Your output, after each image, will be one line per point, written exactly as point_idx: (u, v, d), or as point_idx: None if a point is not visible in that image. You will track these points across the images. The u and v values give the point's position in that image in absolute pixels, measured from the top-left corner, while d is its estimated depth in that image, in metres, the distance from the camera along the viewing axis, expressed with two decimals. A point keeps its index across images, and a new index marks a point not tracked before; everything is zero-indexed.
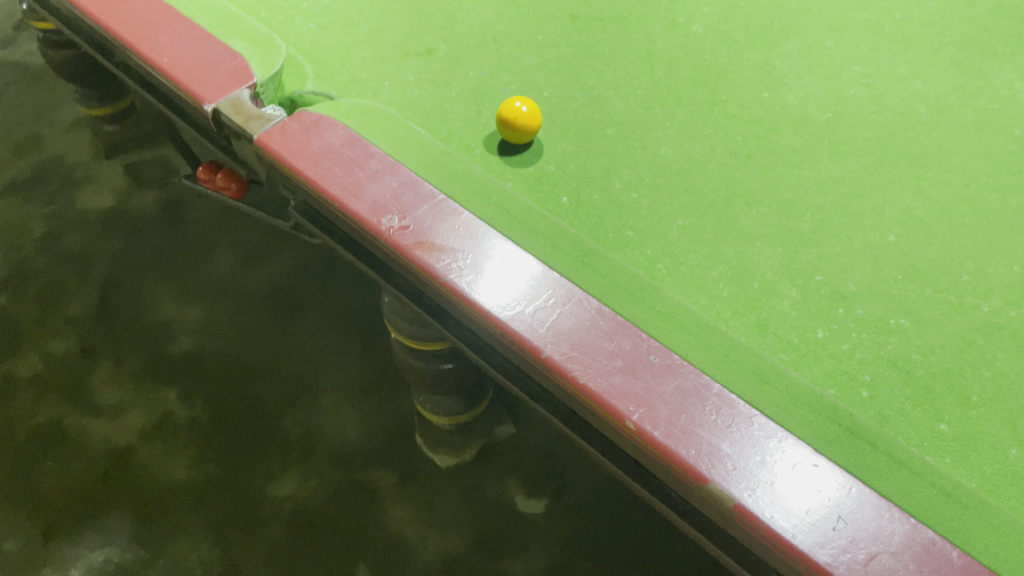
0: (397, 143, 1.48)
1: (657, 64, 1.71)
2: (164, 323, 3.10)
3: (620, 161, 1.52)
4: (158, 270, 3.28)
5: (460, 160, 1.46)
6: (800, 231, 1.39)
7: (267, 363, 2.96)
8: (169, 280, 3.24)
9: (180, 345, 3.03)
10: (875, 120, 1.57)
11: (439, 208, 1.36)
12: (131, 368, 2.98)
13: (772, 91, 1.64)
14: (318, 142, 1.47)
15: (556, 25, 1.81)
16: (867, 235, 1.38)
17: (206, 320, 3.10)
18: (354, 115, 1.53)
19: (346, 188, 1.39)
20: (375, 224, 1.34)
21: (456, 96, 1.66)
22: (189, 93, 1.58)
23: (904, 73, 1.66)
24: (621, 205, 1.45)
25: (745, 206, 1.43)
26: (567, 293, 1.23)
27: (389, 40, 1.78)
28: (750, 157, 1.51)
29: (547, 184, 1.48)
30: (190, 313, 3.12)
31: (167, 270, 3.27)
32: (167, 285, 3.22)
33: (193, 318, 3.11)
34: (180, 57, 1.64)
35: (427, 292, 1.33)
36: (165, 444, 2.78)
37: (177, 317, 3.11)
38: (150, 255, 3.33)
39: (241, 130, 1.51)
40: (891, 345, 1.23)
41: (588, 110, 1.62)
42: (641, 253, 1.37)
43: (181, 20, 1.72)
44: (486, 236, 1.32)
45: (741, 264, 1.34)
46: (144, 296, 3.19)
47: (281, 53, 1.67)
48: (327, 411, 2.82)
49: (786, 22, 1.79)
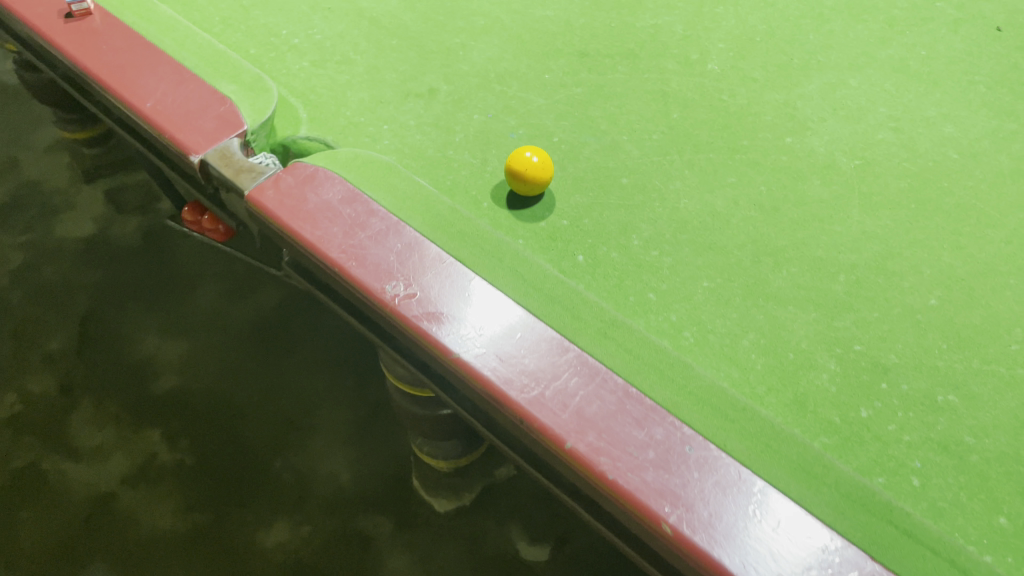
0: (400, 198, 1.37)
1: (672, 106, 1.61)
2: (147, 358, 2.97)
3: (638, 215, 1.43)
4: (141, 302, 3.15)
5: (468, 218, 1.35)
6: (834, 293, 1.30)
7: (257, 402, 2.85)
8: (152, 313, 3.11)
9: (164, 382, 2.91)
10: (907, 168, 1.48)
11: (447, 273, 1.25)
12: (112, 407, 2.86)
13: (796, 135, 1.55)
14: (314, 198, 1.36)
15: (564, 62, 1.71)
16: (905, 298, 1.29)
17: (191, 356, 2.99)
18: (353, 167, 1.42)
19: (344, 250, 1.29)
20: (378, 291, 1.24)
21: (460, 143, 1.56)
22: (174, 142, 1.47)
23: (934, 114, 1.57)
24: (641, 265, 1.35)
25: (774, 266, 1.34)
26: (591, 372, 1.13)
27: (387, 80, 1.68)
28: (775, 210, 1.42)
29: (562, 241, 1.39)
30: (176, 347, 3.01)
31: (150, 302, 3.15)
32: (151, 318, 3.10)
33: (178, 354, 2.99)
34: (164, 101, 1.53)
35: (435, 367, 1.23)
36: (150, 490, 2.66)
37: (162, 351, 2.99)
38: (131, 286, 3.21)
39: (231, 184, 1.41)
40: (941, 426, 1.14)
41: (601, 157, 1.52)
42: (666, 319, 1.27)
43: (164, 60, 1.61)
44: (499, 305, 1.21)
45: (774, 332, 1.25)
46: (126, 329, 3.07)
47: (272, 96, 1.56)
48: (320, 453, 2.72)
49: (806, 59, 1.70)
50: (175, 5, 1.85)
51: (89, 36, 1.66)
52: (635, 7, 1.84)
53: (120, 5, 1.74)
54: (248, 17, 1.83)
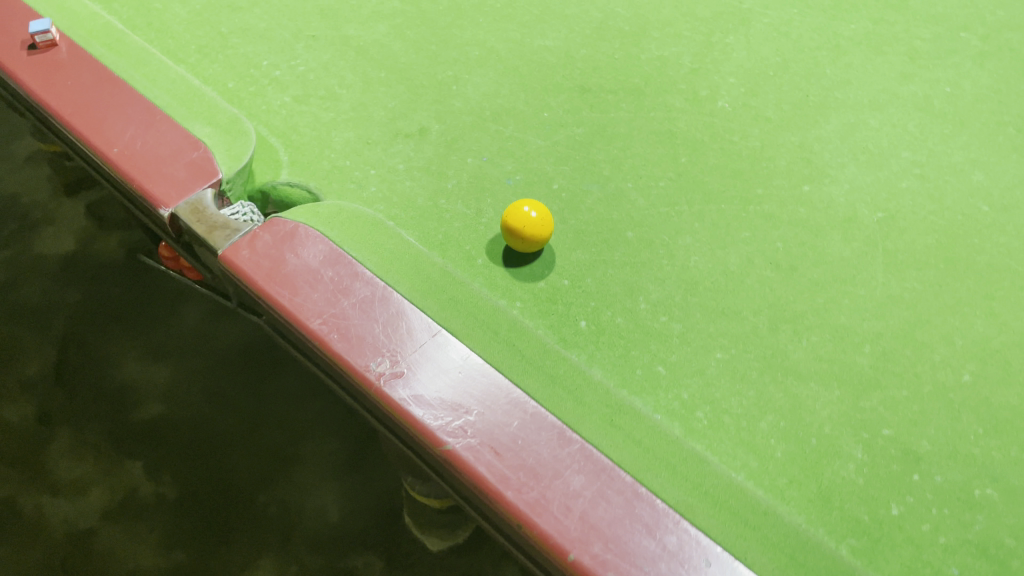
0: (387, 259, 1.26)
1: (680, 149, 1.50)
2: (127, 384, 2.84)
3: (644, 274, 1.32)
4: (122, 322, 3.01)
5: (461, 281, 1.25)
6: (859, 368, 1.19)
7: (242, 432, 2.73)
8: (133, 334, 2.97)
9: (146, 409, 2.79)
10: (934, 222, 1.37)
11: (437, 349, 1.14)
12: (91, 436, 2.73)
13: (814, 183, 1.44)
14: (294, 259, 1.25)
15: (564, 98, 1.60)
16: (937, 374, 1.19)
17: (174, 382, 2.87)
18: (336, 223, 1.31)
19: (324, 320, 1.18)
20: (362, 368, 1.13)
21: (453, 190, 1.45)
22: (143, 193, 1.36)
23: (962, 160, 1.47)
24: (649, 333, 1.24)
25: (793, 334, 1.23)
26: (597, 468, 1.02)
27: (375, 118, 1.57)
28: (793, 270, 1.32)
29: (562, 304, 1.28)
30: (159, 371, 2.88)
31: (131, 323, 3.01)
32: (131, 340, 2.96)
33: (161, 380, 2.86)
34: (132, 145, 1.41)
35: (424, 453, 1.12)
36: (130, 527, 2.55)
37: (143, 376, 2.87)
38: (111, 305, 3.07)
39: (204, 242, 1.30)
40: (979, 526, 1.05)
41: (604, 207, 1.41)
42: (676, 397, 1.16)
43: (134, 97, 1.49)
44: (494, 386, 1.10)
45: (795, 413, 1.15)
46: (106, 351, 2.92)
47: (250, 140, 1.45)
48: (307, 489, 2.63)
49: (822, 96, 1.59)
50: (148, 32, 1.74)
51: (53, 70, 1.54)
52: (640, 35, 1.72)
53: (88, 36, 1.62)
54: (227, 46, 1.71)
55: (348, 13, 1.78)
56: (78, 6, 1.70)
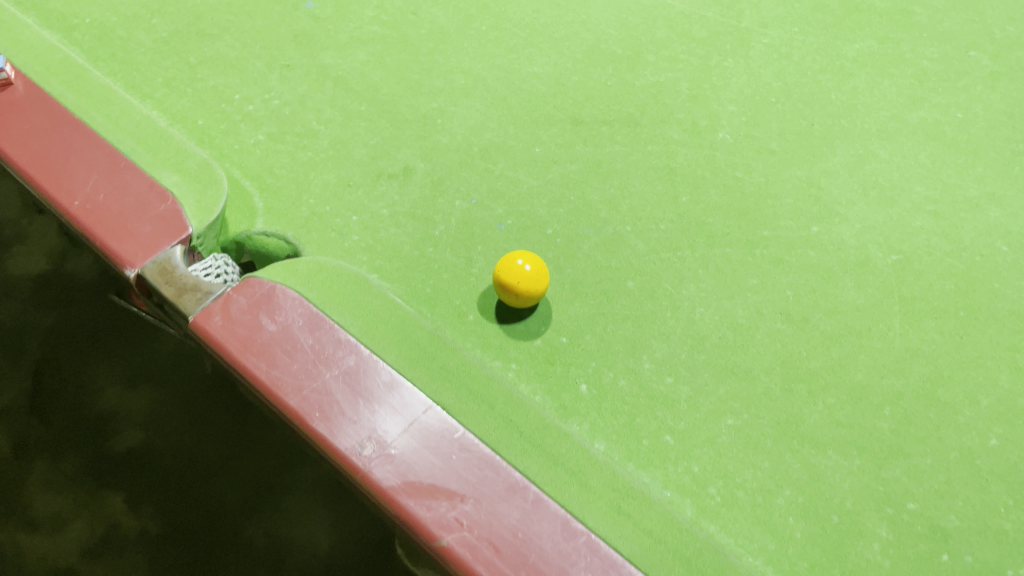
0: (371, 323, 1.17)
1: (681, 187, 1.42)
2: (105, 410, 2.60)
3: (647, 329, 1.23)
4: (98, 344, 2.76)
5: (452, 347, 1.16)
6: (879, 433, 1.12)
7: (227, 458, 2.51)
8: (110, 357, 2.73)
9: (125, 437, 2.54)
10: (951, 265, 1.30)
11: (427, 427, 1.06)
12: (68, 466, 2.48)
13: (823, 223, 1.36)
14: (271, 325, 1.16)
15: (556, 131, 1.51)
16: (962, 438, 1.12)
17: (155, 406, 2.63)
18: (316, 283, 1.22)
19: (305, 396, 1.10)
20: (348, 452, 1.05)
21: (441, 237, 1.36)
22: (108, 252, 1.26)
23: (978, 195, 1.39)
24: (654, 397, 1.16)
25: (808, 395, 1.16)
26: (605, 565, 0.95)
27: (356, 157, 1.47)
28: (806, 321, 1.24)
29: (561, 365, 1.20)
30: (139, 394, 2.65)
31: (106, 340, 2.77)
32: (107, 359, 2.73)
33: (141, 406, 2.62)
34: (95, 197, 1.31)
35: (415, 542, 1.04)
36: (111, 566, 2.34)
37: (121, 399, 2.63)
38: (84, 323, 2.82)
39: (173, 306, 1.21)
40: None
41: (602, 254, 1.33)
42: (686, 470, 1.09)
43: (95, 143, 1.39)
44: (491, 470, 1.02)
45: (814, 487, 1.07)
46: (83, 377, 2.68)
47: (222, 189, 1.36)
48: (295, 518, 2.45)
49: (828, 124, 1.51)
50: (112, 64, 1.63)
51: (8, 113, 1.42)
52: (634, 60, 1.63)
53: (46, 72, 1.51)
54: (195, 78, 1.61)
55: (325, 39, 1.68)
56: (35, 38, 1.59)
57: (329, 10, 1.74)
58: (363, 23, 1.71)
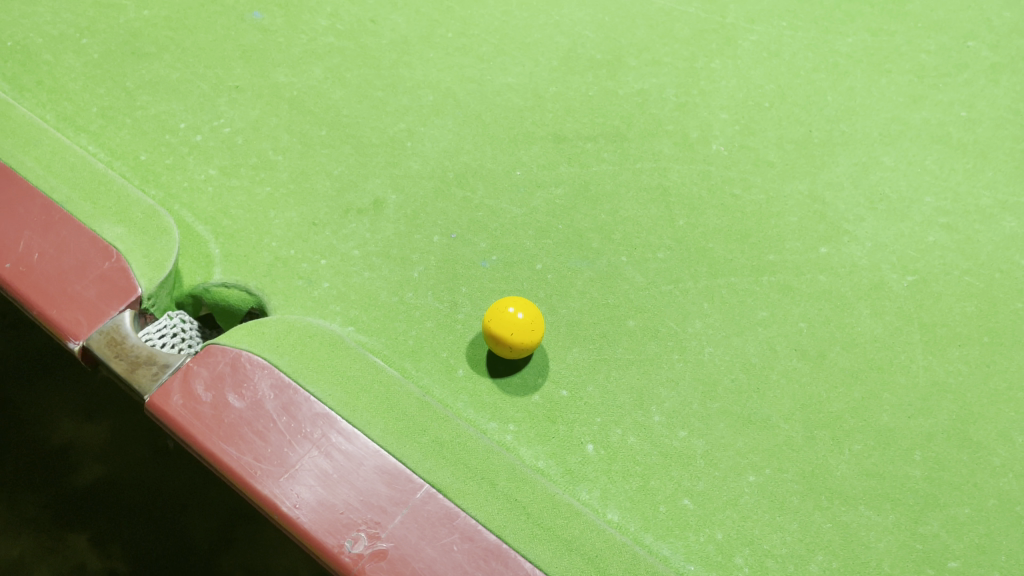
0: (352, 393, 1.05)
1: (676, 209, 1.31)
2: (54, 430, 2.10)
3: (654, 375, 1.13)
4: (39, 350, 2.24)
5: (445, 414, 1.04)
6: (912, 482, 1.04)
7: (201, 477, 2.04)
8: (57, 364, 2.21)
9: (84, 462, 2.05)
10: (969, 285, 1.23)
11: (423, 515, 0.96)
12: (15, 504, 1.97)
13: (831, 243, 1.27)
14: (238, 402, 1.03)
15: (538, 149, 1.39)
16: (999, 482, 1.05)
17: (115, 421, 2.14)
18: (287, 348, 1.09)
19: (282, 486, 0.98)
20: (337, 550, 0.94)
21: (421, 279, 1.23)
22: (46, 321, 1.12)
23: (992, 204, 1.32)
24: (668, 455, 1.06)
25: (833, 444, 1.07)
26: None
27: (320, 191, 1.33)
28: (823, 357, 1.15)
29: (564, 424, 1.08)
30: (86, 410, 2.14)
31: (38, 345, 2.24)
32: (40, 373, 2.19)
33: (99, 423, 2.13)
34: (28, 257, 1.16)
35: None
36: None
37: (66, 419, 2.13)
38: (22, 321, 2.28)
39: (126, 382, 1.08)
40: None
41: (598, 290, 1.21)
42: (709, 539, 1.00)
43: (26, 192, 1.23)
44: (499, 562, 0.93)
45: (849, 550, 0.99)
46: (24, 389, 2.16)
47: (173, 239, 1.21)
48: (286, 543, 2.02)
49: (827, 130, 1.41)
50: (39, 93, 1.46)
51: None
52: (615, 65, 1.52)
53: None
54: (134, 106, 1.45)
55: (276, 54, 1.53)
56: None
57: (278, 20, 1.59)
58: (317, 34, 1.57)
